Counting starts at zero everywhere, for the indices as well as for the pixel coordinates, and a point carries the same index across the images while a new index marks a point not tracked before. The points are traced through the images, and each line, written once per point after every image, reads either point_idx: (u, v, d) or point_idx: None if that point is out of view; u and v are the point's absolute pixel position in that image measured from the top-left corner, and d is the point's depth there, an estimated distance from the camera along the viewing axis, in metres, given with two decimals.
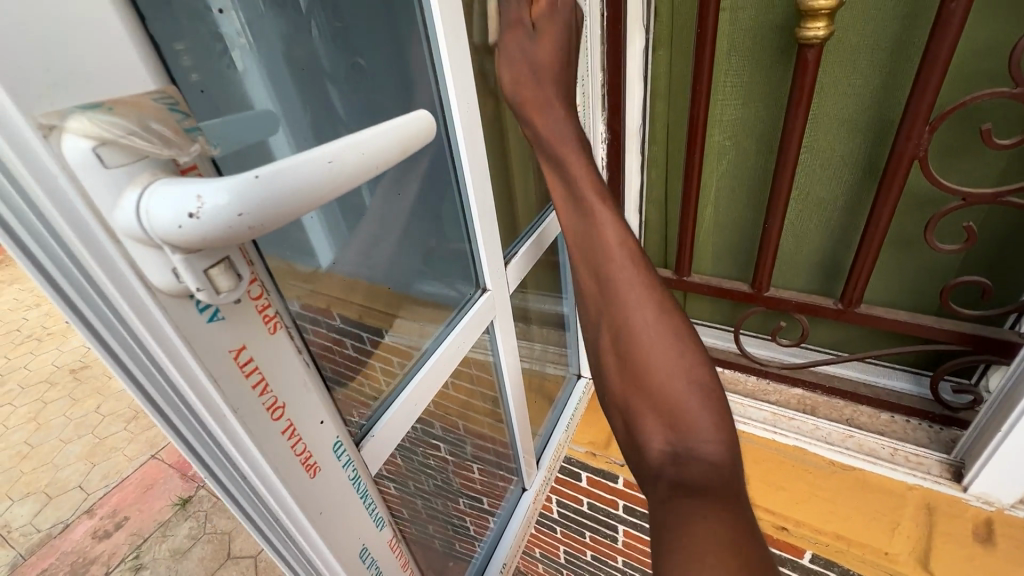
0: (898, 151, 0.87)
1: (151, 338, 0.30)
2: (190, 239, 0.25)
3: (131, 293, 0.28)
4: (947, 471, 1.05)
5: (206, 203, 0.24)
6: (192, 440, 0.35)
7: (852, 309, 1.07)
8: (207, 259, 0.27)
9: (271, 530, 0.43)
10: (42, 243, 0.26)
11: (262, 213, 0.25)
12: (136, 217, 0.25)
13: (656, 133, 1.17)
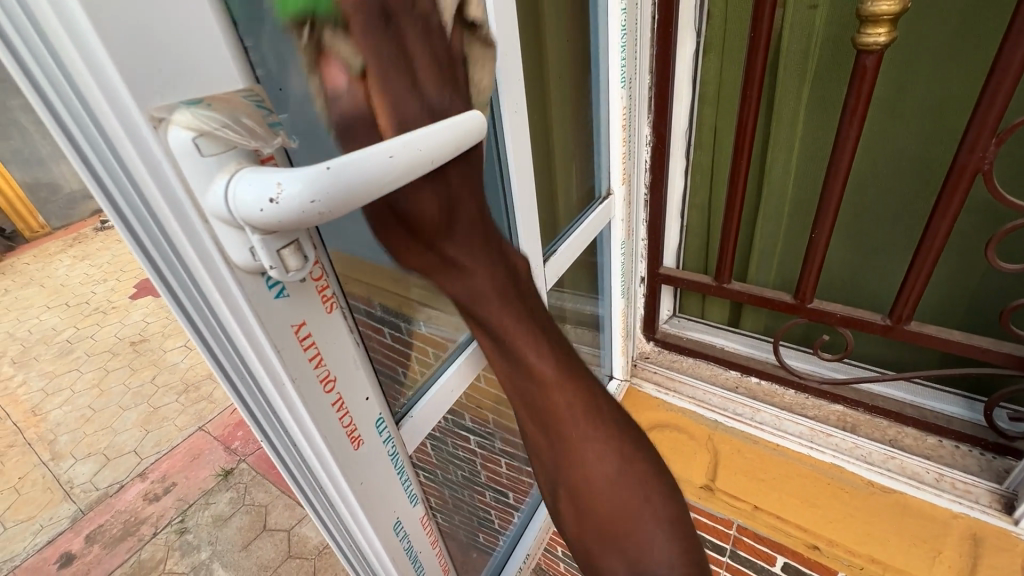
0: (959, 164, 0.84)
1: (225, 308, 0.33)
2: (269, 221, 0.28)
3: (213, 265, 0.31)
4: (997, 502, 1.00)
5: (284, 189, 0.27)
6: (252, 404, 0.38)
7: (901, 326, 1.02)
8: (280, 240, 0.30)
9: (315, 495, 0.47)
10: (138, 221, 0.29)
11: (330, 200, 0.28)
12: (223, 200, 0.28)
13: (702, 137, 1.15)
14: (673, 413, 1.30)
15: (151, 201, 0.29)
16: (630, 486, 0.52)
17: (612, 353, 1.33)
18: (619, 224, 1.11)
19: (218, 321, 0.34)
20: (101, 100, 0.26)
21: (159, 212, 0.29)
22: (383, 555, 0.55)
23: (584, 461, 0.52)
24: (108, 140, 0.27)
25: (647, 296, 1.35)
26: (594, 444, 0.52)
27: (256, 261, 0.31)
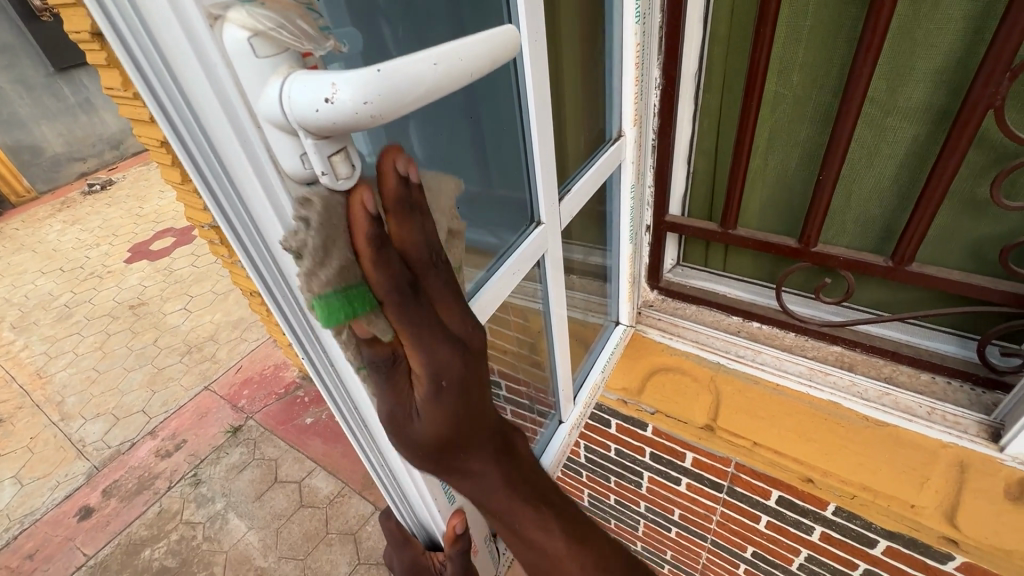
0: (972, 100, 0.83)
1: (271, 213, 0.38)
2: (324, 122, 0.29)
3: (265, 172, 0.36)
4: (984, 432, 1.05)
5: (339, 90, 0.28)
6: (290, 304, 0.44)
7: (903, 267, 1.05)
8: (330, 147, 0.35)
9: (341, 394, 0.54)
10: (191, 133, 0.33)
11: (382, 103, 0.29)
12: (279, 102, 0.32)
13: (712, 80, 1.14)
14: (677, 357, 1.34)
15: (201, 112, 0.33)
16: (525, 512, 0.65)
17: (619, 300, 1.36)
18: (629, 166, 1.11)
19: (265, 225, 0.38)
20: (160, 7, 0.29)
21: (210, 120, 0.33)
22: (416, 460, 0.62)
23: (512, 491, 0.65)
24: (161, 51, 0.30)
25: (652, 244, 1.37)
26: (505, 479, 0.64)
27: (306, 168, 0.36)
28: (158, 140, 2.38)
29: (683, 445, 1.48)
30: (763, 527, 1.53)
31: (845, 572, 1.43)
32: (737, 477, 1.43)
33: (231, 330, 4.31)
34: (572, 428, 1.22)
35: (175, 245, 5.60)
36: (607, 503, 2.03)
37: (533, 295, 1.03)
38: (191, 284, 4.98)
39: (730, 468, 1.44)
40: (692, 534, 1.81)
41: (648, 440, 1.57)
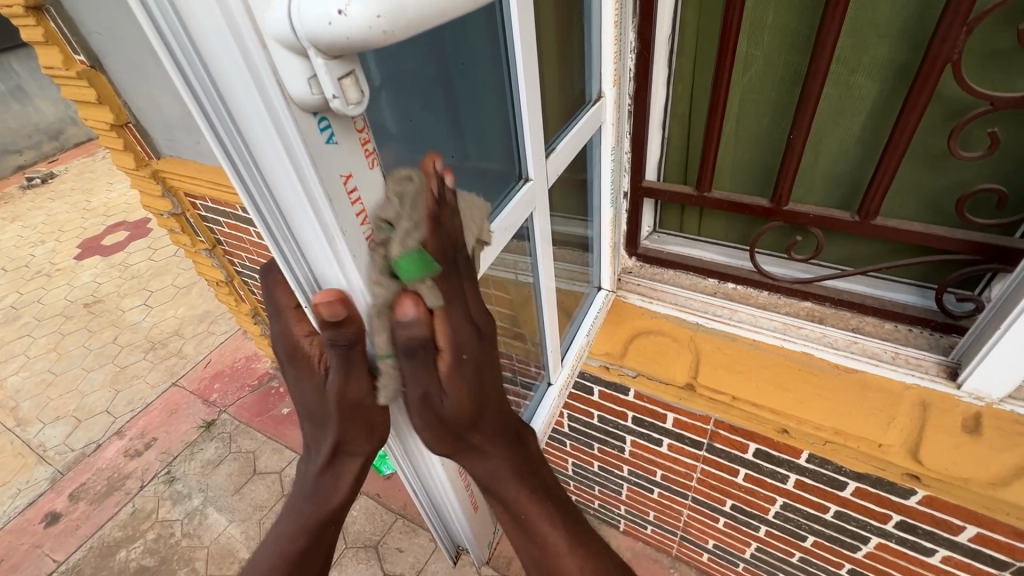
0: (932, 55, 0.87)
1: (277, 139, 0.36)
2: (338, 36, 0.31)
3: (270, 96, 0.34)
4: (943, 371, 1.13)
5: (351, 5, 0.30)
6: (284, 233, 0.44)
7: (869, 221, 1.10)
8: (339, 67, 0.34)
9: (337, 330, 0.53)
10: (177, 40, 0.33)
11: (395, 21, 0.32)
12: (289, 21, 0.31)
13: (684, 44, 1.15)
14: (657, 319, 1.37)
15: (193, 26, 0.32)
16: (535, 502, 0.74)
17: (601, 267, 1.38)
18: (608, 129, 1.12)
19: (264, 151, 0.37)
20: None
21: (205, 33, 0.32)
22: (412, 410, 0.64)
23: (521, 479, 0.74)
24: None
25: (630, 210, 1.39)
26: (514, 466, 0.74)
27: (314, 93, 0.35)
28: (107, 123, 2.26)
29: (665, 407, 1.53)
30: (741, 480, 1.60)
31: (817, 515, 1.52)
32: (716, 434, 1.49)
33: (197, 324, 4.16)
34: (560, 390, 1.25)
35: (130, 239, 5.34)
36: (591, 470, 2.09)
37: (518, 268, 1.06)
38: (150, 278, 4.78)
39: (709, 425, 1.49)
40: (674, 493, 1.88)
41: (630, 404, 1.62)
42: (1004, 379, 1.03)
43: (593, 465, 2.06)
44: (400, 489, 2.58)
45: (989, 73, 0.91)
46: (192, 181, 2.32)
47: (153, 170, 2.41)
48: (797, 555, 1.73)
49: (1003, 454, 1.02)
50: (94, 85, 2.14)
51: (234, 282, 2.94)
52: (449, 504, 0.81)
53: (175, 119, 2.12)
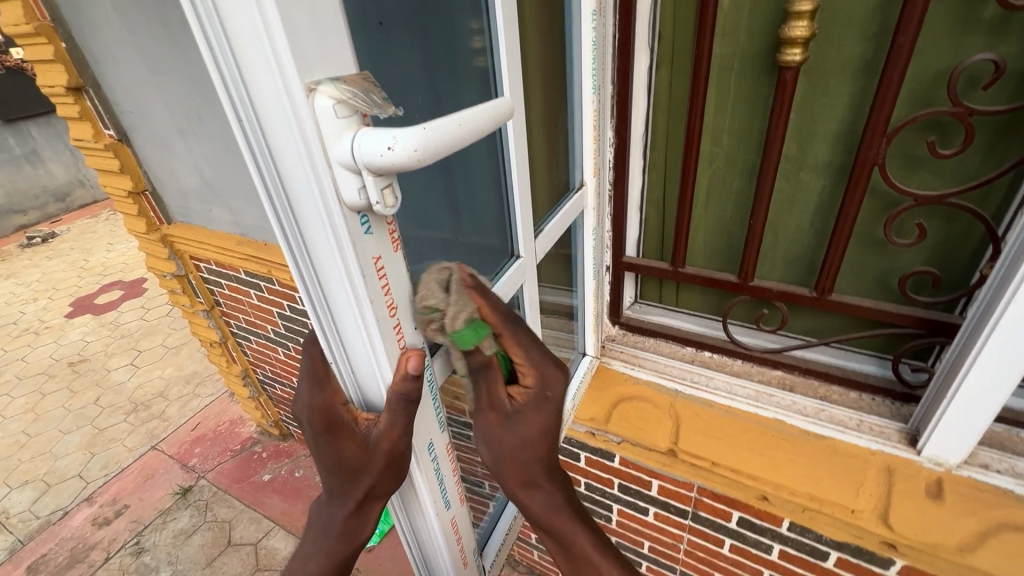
0: (861, 158, 1.03)
1: (327, 225, 0.46)
2: (386, 162, 0.42)
3: (329, 200, 0.45)
4: (904, 438, 1.20)
5: (399, 142, 0.41)
6: (321, 302, 0.52)
7: (824, 297, 1.22)
8: (383, 181, 0.45)
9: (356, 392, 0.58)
10: (257, 152, 0.45)
11: (427, 150, 0.42)
12: (351, 150, 0.43)
13: (656, 140, 1.32)
14: (640, 386, 1.45)
15: (275, 151, 0.44)
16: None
17: (585, 334, 1.47)
18: (590, 212, 1.25)
19: (315, 237, 0.47)
20: (264, 78, 0.40)
21: (283, 157, 0.44)
22: (420, 470, 0.67)
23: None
24: (245, 91, 0.42)
25: (612, 283, 1.51)
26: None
27: (363, 198, 0.46)
28: (125, 191, 2.40)
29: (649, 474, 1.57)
30: (727, 551, 1.60)
31: None
32: (700, 502, 1.51)
33: (183, 385, 4.12)
34: None
35: (123, 299, 5.39)
36: None
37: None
38: (140, 338, 4.77)
39: (693, 493, 1.52)
40: (662, 567, 1.86)
41: (615, 471, 1.64)
42: (959, 443, 1.11)
43: None
44: (381, 563, 2.49)
45: (915, 174, 1.06)
46: (199, 246, 2.44)
47: (163, 235, 2.54)
48: None
49: (963, 519, 1.08)
50: (118, 156, 2.32)
51: (228, 343, 2.98)
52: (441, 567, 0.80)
53: (190, 188, 2.28)
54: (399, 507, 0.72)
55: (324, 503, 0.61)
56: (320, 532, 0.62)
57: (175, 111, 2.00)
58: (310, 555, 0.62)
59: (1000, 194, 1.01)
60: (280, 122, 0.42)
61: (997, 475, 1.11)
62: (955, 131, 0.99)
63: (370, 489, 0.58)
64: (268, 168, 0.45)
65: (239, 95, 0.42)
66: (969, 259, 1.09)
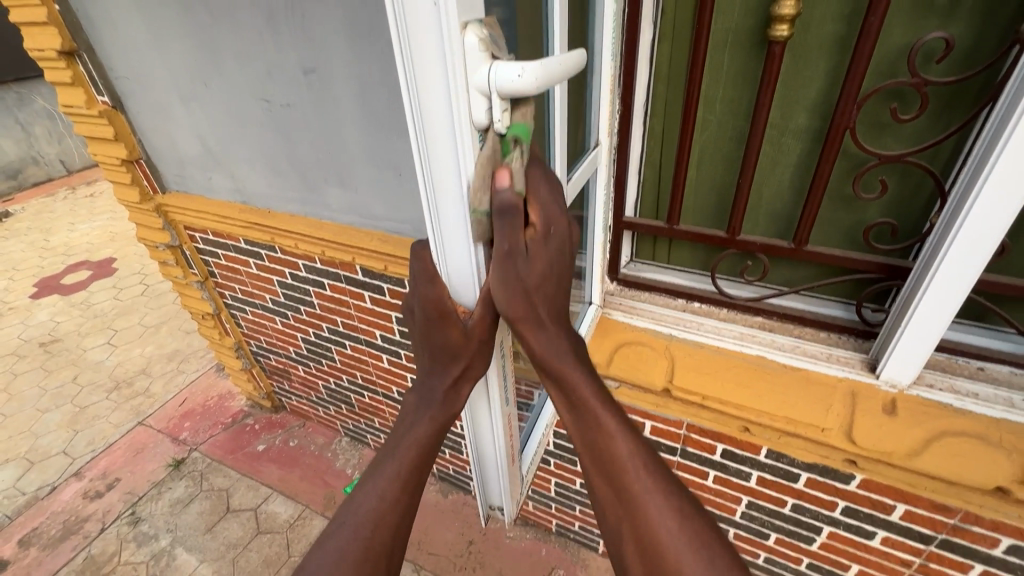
0: (836, 123, 1.20)
1: (455, 137, 0.58)
2: (513, 86, 0.56)
3: (462, 118, 0.57)
4: (865, 365, 1.41)
5: (525, 72, 0.56)
6: (434, 202, 0.66)
7: (802, 249, 1.40)
8: (502, 103, 0.59)
9: (450, 280, 0.72)
10: (404, 70, 0.56)
11: (541, 78, 0.57)
12: (488, 76, 0.56)
13: (656, 108, 1.47)
14: (639, 332, 1.62)
15: (419, 70, 0.55)
16: (706, 554, 0.75)
17: (592, 285, 1.60)
18: (603, 170, 1.38)
19: (441, 145, 0.60)
20: (423, 10, 0.50)
21: (427, 76, 0.55)
22: (494, 364, 0.80)
23: (645, 512, 0.78)
24: (405, 16, 0.52)
25: (613, 241, 1.66)
26: (655, 499, 0.78)
27: (486, 116, 0.58)
28: (119, 158, 2.38)
29: (641, 416, 1.70)
30: (711, 482, 1.79)
31: (777, 510, 1.73)
32: (688, 438, 1.67)
33: (166, 362, 4.08)
34: None
35: (93, 278, 5.22)
36: (574, 488, 2.25)
37: None
38: (115, 318, 4.67)
39: (682, 431, 1.67)
40: None
41: None
42: (909, 368, 1.31)
43: (575, 482, 2.21)
44: None
45: (880, 135, 1.24)
46: (197, 215, 2.46)
47: (157, 204, 2.53)
48: (761, 556, 1.93)
49: (912, 429, 1.29)
50: (112, 123, 2.29)
51: (221, 314, 3.00)
52: (494, 460, 0.93)
53: (189, 156, 2.29)
54: (472, 395, 0.86)
55: (427, 376, 0.78)
56: (422, 406, 0.78)
57: (178, 77, 2.01)
58: (413, 424, 0.79)
59: (947, 154, 1.20)
60: (429, 49, 0.53)
61: (939, 392, 1.32)
62: (914, 98, 1.16)
63: (463, 370, 0.74)
64: (409, 83, 0.57)
65: (400, 20, 0.52)
66: (920, 211, 1.29)
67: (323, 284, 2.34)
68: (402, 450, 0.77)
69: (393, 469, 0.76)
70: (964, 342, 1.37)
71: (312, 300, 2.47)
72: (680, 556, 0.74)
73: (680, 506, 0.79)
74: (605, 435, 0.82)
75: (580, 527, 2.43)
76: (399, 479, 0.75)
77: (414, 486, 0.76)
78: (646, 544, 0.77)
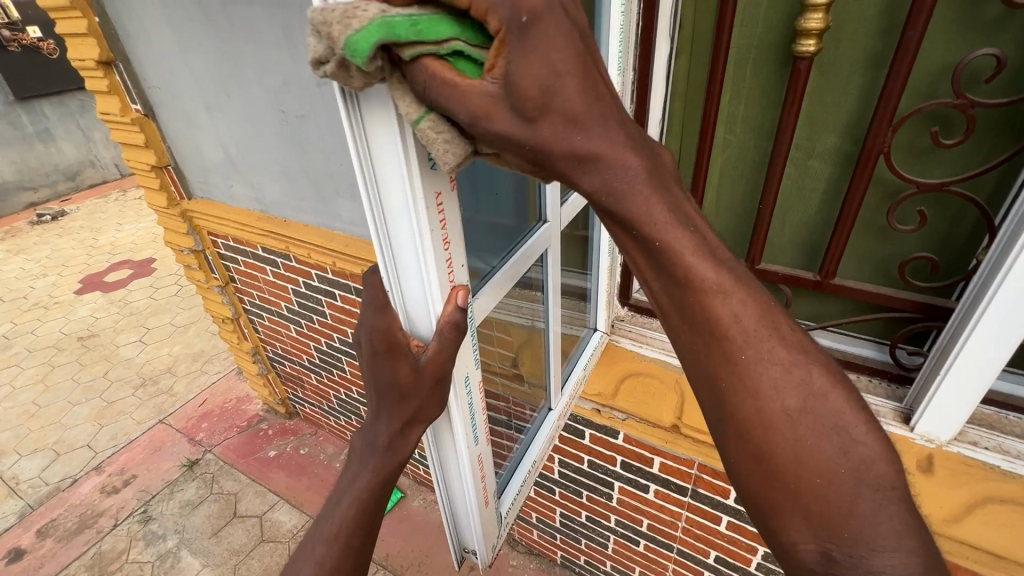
0: (868, 147, 1.09)
1: (400, 155, 0.57)
2: None
3: (408, 136, 0.56)
4: (898, 415, 1.26)
5: None
6: (383, 224, 0.64)
7: (828, 281, 1.30)
8: None
9: (403, 307, 0.70)
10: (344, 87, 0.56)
11: None
12: None
13: (671, 127, 1.40)
14: (647, 362, 1.63)
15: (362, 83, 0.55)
16: (840, 441, 0.55)
17: (597, 311, 1.61)
18: None
19: (387, 164, 0.59)
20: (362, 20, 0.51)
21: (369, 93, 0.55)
22: (457, 401, 0.75)
23: (756, 403, 0.56)
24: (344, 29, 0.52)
25: (624, 266, 1.65)
26: (773, 372, 0.56)
27: None
28: (148, 165, 2.45)
29: (649, 452, 1.59)
30: (724, 528, 1.65)
31: None
32: (700, 479, 1.55)
33: (190, 362, 4.17)
34: (559, 414, 1.42)
35: (132, 277, 5.43)
36: (579, 520, 2.13)
37: (534, 315, 1.33)
38: (148, 316, 4.82)
39: (693, 471, 1.55)
40: (659, 546, 1.91)
41: (619, 448, 1.65)
42: (949, 421, 1.17)
43: (581, 514, 2.09)
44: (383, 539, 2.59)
45: (917, 162, 1.12)
46: (218, 221, 2.50)
47: (183, 210, 2.59)
48: None
49: (951, 491, 1.14)
50: (144, 131, 2.37)
51: (240, 319, 3.03)
52: (465, 502, 0.87)
53: (213, 164, 2.34)
54: (438, 429, 0.79)
55: (377, 417, 0.75)
56: (369, 452, 0.76)
57: (202, 86, 2.05)
58: (360, 473, 0.76)
59: (997, 185, 1.07)
60: None
61: (984, 451, 1.18)
62: (957, 122, 1.05)
63: (415, 411, 0.71)
64: (350, 99, 0.56)
65: None
66: (966, 245, 1.15)
67: (334, 294, 2.33)
68: (346, 504, 0.76)
69: (335, 525, 0.75)
70: (1016, 396, 1.21)
71: (324, 310, 2.46)
72: (813, 444, 0.55)
73: (810, 379, 0.57)
74: (698, 293, 0.57)
75: (585, 561, 2.30)
76: (338, 536, 0.74)
77: (358, 537, 0.75)
78: (762, 449, 0.57)
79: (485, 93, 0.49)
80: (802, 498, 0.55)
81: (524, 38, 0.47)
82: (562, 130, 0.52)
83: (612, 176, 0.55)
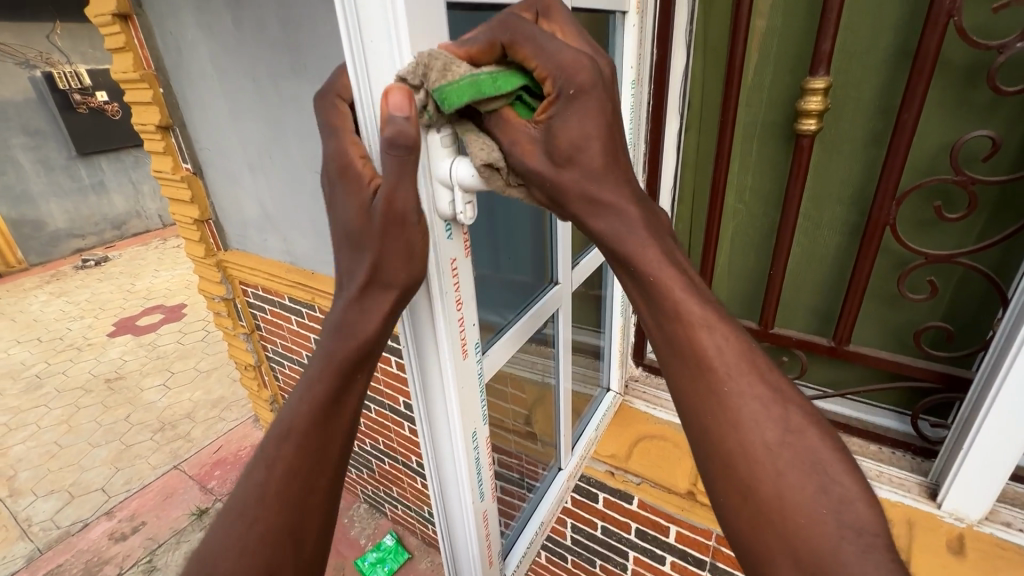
0: (874, 218, 1.13)
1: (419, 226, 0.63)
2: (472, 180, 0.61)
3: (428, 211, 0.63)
4: (924, 490, 1.22)
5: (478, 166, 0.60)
6: None
7: (843, 347, 1.30)
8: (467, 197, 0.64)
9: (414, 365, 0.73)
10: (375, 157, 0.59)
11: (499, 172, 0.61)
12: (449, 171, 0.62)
13: (683, 195, 1.47)
14: (661, 425, 1.62)
15: None
16: (820, 480, 0.53)
17: (610, 370, 1.63)
18: None
19: None
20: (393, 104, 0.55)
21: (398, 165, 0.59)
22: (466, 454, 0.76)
23: (733, 416, 0.56)
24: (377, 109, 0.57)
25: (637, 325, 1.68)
26: (752, 405, 0.55)
27: (451, 208, 0.64)
28: (192, 218, 2.63)
29: (665, 520, 1.55)
30: None
31: None
32: (718, 551, 1.48)
33: (209, 408, 4.22)
34: (569, 474, 1.43)
35: (163, 322, 5.63)
36: None
37: (546, 370, 1.34)
38: (174, 360, 4.95)
39: (711, 542, 1.49)
40: None
41: (633, 514, 1.60)
42: (978, 499, 1.12)
43: None
44: None
45: (925, 234, 1.15)
46: (250, 271, 2.63)
47: (218, 260, 2.75)
48: None
49: None
50: (191, 187, 2.56)
51: (262, 366, 3.10)
52: (468, 557, 0.86)
53: (250, 218, 2.49)
54: (443, 480, 0.80)
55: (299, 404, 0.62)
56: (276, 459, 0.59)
57: (248, 149, 2.23)
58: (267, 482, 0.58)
59: (1007, 258, 1.09)
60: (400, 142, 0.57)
61: (1019, 534, 1.12)
62: (960, 197, 1.08)
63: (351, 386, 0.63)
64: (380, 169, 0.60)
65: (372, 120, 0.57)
66: (982, 317, 1.15)
67: None
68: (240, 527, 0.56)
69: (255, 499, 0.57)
70: None
71: None
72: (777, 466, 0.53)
73: (786, 416, 0.55)
74: (653, 285, 0.59)
75: None
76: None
77: (290, 518, 0.57)
78: (720, 434, 0.56)
79: (526, 134, 0.59)
80: (791, 544, 0.51)
81: (568, 104, 0.54)
82: (578, 181, 0.58)
83: (614, 223, 0.60)
